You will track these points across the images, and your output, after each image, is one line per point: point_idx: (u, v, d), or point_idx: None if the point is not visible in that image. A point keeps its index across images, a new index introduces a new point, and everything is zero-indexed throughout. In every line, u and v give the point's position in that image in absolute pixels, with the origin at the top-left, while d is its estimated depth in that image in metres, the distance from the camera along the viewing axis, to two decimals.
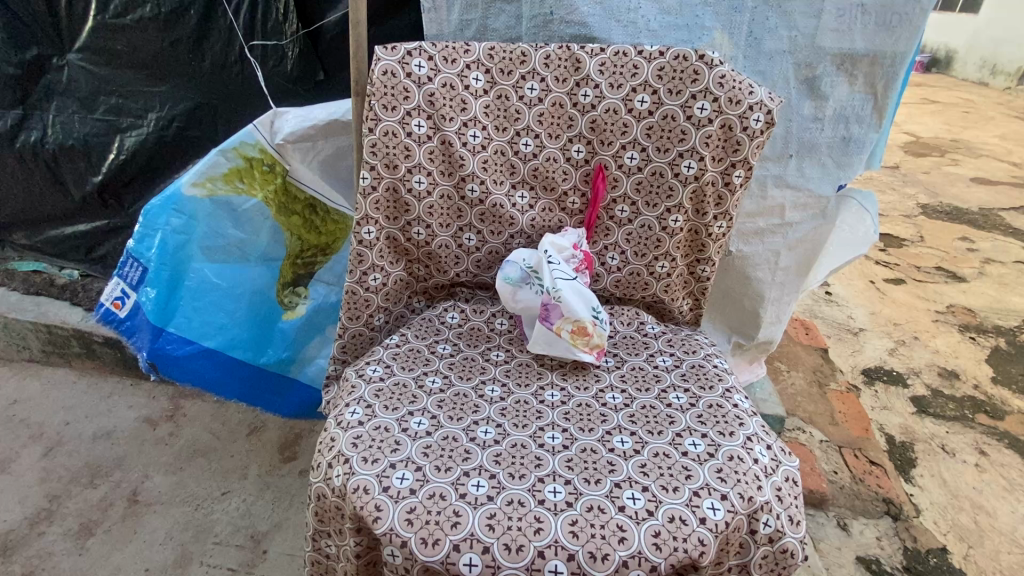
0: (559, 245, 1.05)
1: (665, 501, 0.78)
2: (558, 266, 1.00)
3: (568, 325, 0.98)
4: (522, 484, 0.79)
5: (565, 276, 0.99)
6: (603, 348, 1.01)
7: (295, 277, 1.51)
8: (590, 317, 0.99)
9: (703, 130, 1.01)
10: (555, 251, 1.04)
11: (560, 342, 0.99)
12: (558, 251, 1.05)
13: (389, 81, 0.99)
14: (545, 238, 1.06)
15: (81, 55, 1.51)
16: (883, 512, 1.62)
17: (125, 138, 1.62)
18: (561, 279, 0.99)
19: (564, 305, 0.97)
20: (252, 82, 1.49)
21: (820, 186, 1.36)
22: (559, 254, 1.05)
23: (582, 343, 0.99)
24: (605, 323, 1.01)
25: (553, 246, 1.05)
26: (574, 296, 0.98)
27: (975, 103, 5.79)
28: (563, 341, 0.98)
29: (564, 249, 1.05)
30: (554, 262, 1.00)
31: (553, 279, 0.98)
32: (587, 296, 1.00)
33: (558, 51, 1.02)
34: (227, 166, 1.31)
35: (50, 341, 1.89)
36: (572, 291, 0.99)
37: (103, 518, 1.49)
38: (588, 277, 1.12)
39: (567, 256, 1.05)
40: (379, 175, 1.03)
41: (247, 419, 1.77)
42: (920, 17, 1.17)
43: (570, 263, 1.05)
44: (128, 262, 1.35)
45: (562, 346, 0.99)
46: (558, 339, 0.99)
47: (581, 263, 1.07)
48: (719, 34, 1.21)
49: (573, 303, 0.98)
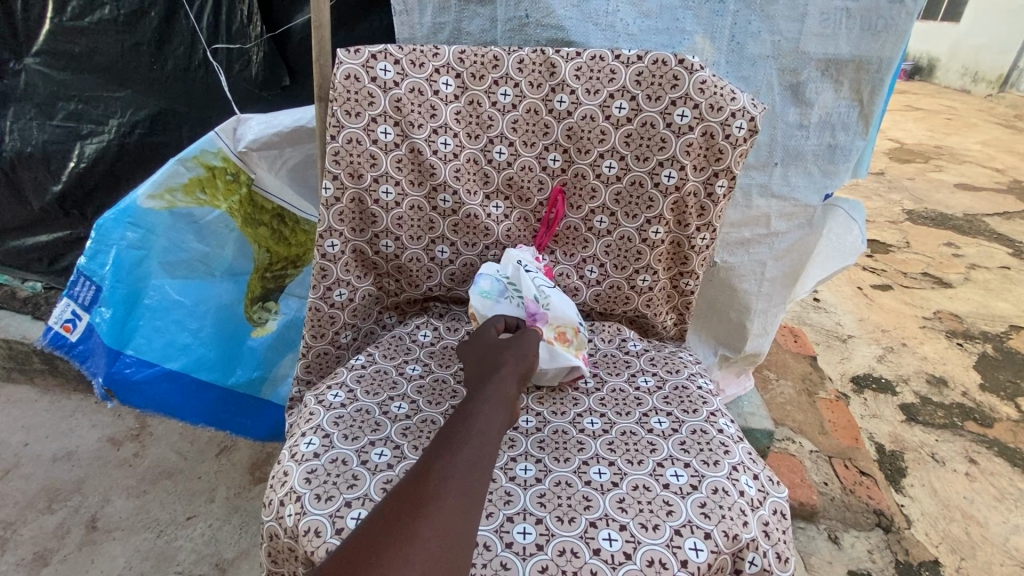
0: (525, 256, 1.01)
1: (644, 541, 0.72)
2: (534, 273, 0.97)
3: (553, 335, 0.94)
4: (489, 524, 0.73)
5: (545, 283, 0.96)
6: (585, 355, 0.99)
7: (265, 290, 1.43)
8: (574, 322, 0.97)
9: (684, 138, 0.97)
10: (527, 261, 1.00)
11: (550, 352, 0.92)
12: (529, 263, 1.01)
13: (352, 86, 0.93)
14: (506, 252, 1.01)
15: (39, 59, 1.45)
16: (874, 524, 1.58)
17: (86, 145, 1.55)
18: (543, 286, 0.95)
19: (552, 313, 0.94)
20: (217, 88, 1.43)
21: (807, 196, 1.32)
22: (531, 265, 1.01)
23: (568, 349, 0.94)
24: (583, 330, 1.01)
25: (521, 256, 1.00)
26: (560, 303, 0.95)
27: (957, 110, 5.87)
28: (552, 348, 0.92)
29: (534, 261, 1.01)
30: (531, 270, 0.97)
31: (537, 287, 0.94)
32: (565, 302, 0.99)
33: (532, 55, 0.97)
34: (187, 175, 1.25)
35: (10, 356, 1.81)
36: (556, 296, 0.95)
37: (59, 546, 1.41)
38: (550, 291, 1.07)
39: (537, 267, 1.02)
40: (343, 185, 0.97)
41: (217, 437, 1.68)
42: (906, 22, 1.13)
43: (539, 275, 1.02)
44: (79, 281, 1.29)
45: (553, 356, 0.92)
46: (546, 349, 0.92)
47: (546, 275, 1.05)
48: (701, 38, 1.17)
49: (561, 310, 0.95)
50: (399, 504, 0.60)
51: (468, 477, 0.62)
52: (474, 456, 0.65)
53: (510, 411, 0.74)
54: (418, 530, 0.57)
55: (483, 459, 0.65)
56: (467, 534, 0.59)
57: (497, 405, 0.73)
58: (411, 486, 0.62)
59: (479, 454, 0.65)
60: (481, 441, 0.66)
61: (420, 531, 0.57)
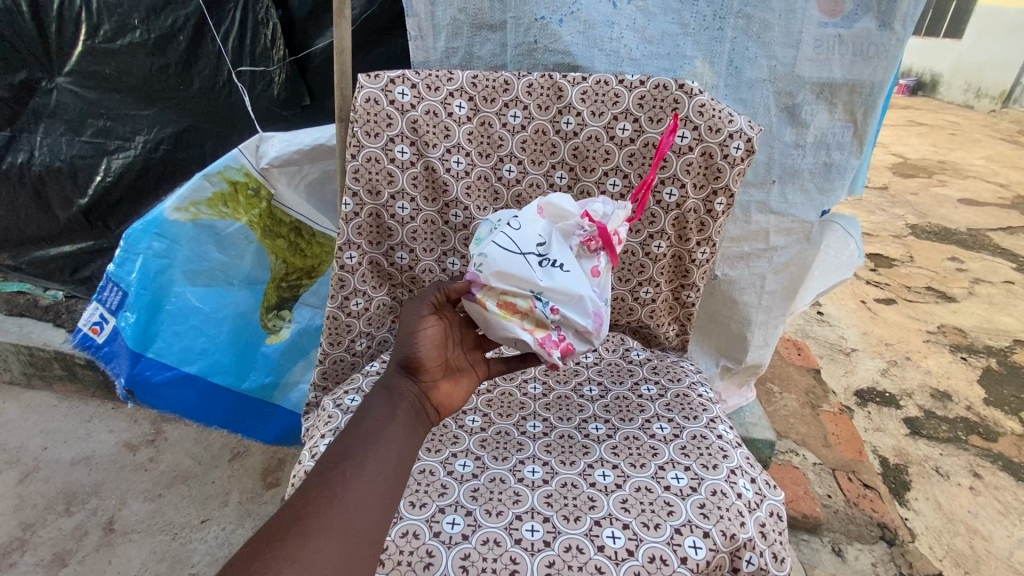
0: (556, 209, 0.87)
1: (646, 539, 0.76)
2: (511, 231, 0.83)
3: (499, 300, 0.82)
4: (498, 522, 0.77)
5: (511, 245, 0.82)
6: (551, 335, 0.83)
7: (280, 299, 1.49)
8: (527, 295, 0.82)
9: (684, 158, 1.02)
10: (549, 217, 0.87)
11: (486, 318, 0.83)
12: (556, 219, 0.87)
13: (371, 108, 0.99)
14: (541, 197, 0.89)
15: (71, 78, 1.52)
16: (878, 537, 1.60)
17: (112, 160, 1.62)
18: (500, 247, 0.82)
19: (496, 274, 0.81)
20: (240, 106, 1.50)
21: (804, 212, 1.37)
22: (549, 222, 0.87)
23: (513, 319, 0.82)
24: (559, 309, 0.82)
25: (545, 208, 0.87)
26: (507, 271, 0.81)
27: (961, 125, 5.92)
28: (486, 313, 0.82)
29: (566, 219, 0.86)
30: (514, 228, 0.84)
31: (503, 240, 0.82)
32: (539, 270, 0.82)
33: (541, 80, 1.03)
34: (211, 190, 1.31)
35: (31, 363, 1.87)
36: (502, 261, 0.81)
37: (77, 548, 1.45)
38: (607, 259, 0.87)
39: (568, 227, 0.86)
40: (361, 201, 1.03)
41: (230, 443, 1.73)
42: (896, 48, 1.19)
43: (569, 234, 0.86)
44: (107, 287, 1.35)
45: (488, 323, 0.83)
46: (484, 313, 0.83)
47: (594, 238, 0.85)
48: (701, 63, 1.23)
49: (505, 278, 0.81)
50: (283, 522, 0.64)
51: (345, 499, 0.67)
52: (358, 478, 0.69)
53: (402, 420, 0.77)
54: (287, 558, 0.60)
55: (363, 481, 0.70)
56: (353, 547, 0.64)
57: (386, 420, 0.76)
58: (288, 509, 0.66)
59: (361, 478, 0.70)
60: (363, 464, 0.71)
61: (294, 556, 0.61)
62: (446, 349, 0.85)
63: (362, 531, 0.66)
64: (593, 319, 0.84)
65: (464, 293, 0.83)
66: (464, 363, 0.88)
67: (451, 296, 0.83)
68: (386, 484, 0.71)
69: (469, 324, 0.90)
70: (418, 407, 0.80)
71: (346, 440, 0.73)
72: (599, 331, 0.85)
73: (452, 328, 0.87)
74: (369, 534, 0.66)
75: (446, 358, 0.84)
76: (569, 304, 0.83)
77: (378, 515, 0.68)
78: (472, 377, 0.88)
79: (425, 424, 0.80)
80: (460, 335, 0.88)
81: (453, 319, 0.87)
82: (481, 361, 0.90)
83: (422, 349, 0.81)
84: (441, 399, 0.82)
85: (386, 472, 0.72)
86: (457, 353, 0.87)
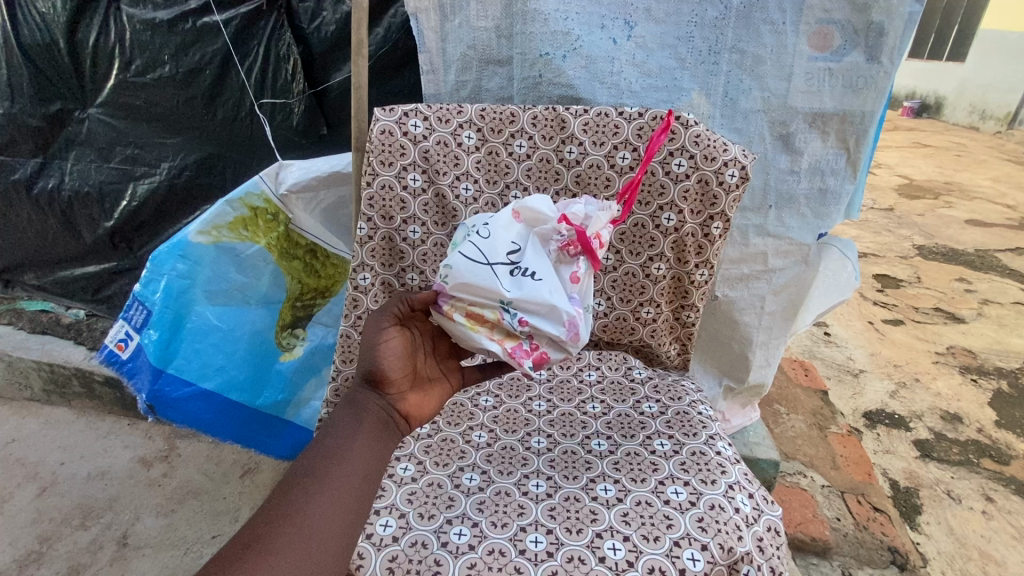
0: (533, 214, 0.88)
1: (646, 551, 0.79)
2: (480, 240, 0.85)
3: (466, 310, 0.84)
4: (503, 533, 0.80)
5: (478, 256, 0.84)
6: (521, 345, 0.84)
7: (295, 318, 1.55)
8: (496, 306, 0.83)
9: (681, 185, 1.07)
10: (526, 222, 0.89)
11: (455, 329, 0.85)
12: (534, 224, 0.88)
13: (387, 139, 1.06)
14: (518, 201, 0.90)
15: (102, 109, 1.61)
16: (889, 562, 1.57)
17: (137, 185, 1.71)
18: (467, 257, 0.84)
19: (460, 285, 0.83)
20: (261, 135, 1.58)
21: (801, 235, 1.41)
22: (525, 227, 0.89)
23: (481, 329, 0.84)
24: (527, 319, 0.82)
25: (521, 213, 0.89)
26: (472, 283, 0.82)
27: (968, 146, 5.95)
28: (454, 325, 0.84)
29: (544, 224, 0.88)
30: (484, 236, 0.86)
31: (468, 249, 0.85)
32: (509, 279, 0.83)
33: (545, 112, 1.09)
34: (233, 215, 1.38)
35: (51, 380, 1.92)
36: (467, 272, 0.83)
37: (91, 561, 1.48)
38: (588, 262, 0.87)
39: (544, 232, 0.87)
40: (375, 225, 1.09)
41: (241, 460, 1.76)
42: (884, 79, 1.25)
43: (547, 240, 0.87)
44: (133, 305, 1.42)
45: (457, 334, 0.85)
46: (453, 323, 0.85)
47: (572, 243, 0.86)
48: (697, 95, 1.29)
49: (470, 290, 0.83)
50: (239, 544, 0.63)
51: (304, 517, 0.66)
52: (316, 493, 0.69)
53: (364, 435, 0.77)
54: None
55: (321, 497, 0.69)
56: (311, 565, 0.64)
57: (349, 438, 0.76)
58: (246, 530, 0.65)
59: (321, 494, 0.69)
60: (323, 480, 0.70)
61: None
62: (414, 360, 0.85)
63: (324, 551, 0.66)
64: (566, 327, 0.83)
65: (431, 304, 0.86)
66: (436, 373, 0.89)
67: (416, 306, 0.85)
68: (352, 498, 0.71)
69: (443, 334, 0.91)
70: (385, 418, 0.81)
71: (310, 457, 0.73)
72: (575, 339, 0.84)
73: (420, 339, 0.88)
74: (332, 551, 0.66)
75: (412, 368, 0.85)
76: (541, 313, 0.83)
77: (343, 530, 0.68)
78: (444, 387, 0.89)
79: (393, 434, 0.81)
80: (432, 346, 0.90)
81: (422, 329, 0.89)
82: (454, 372, 0.91)
83: (386, 362, 0.81)
84: (409, 409, 0.83)
85: (351, 487, 0.72)
86: (427, 363, 0.88)
